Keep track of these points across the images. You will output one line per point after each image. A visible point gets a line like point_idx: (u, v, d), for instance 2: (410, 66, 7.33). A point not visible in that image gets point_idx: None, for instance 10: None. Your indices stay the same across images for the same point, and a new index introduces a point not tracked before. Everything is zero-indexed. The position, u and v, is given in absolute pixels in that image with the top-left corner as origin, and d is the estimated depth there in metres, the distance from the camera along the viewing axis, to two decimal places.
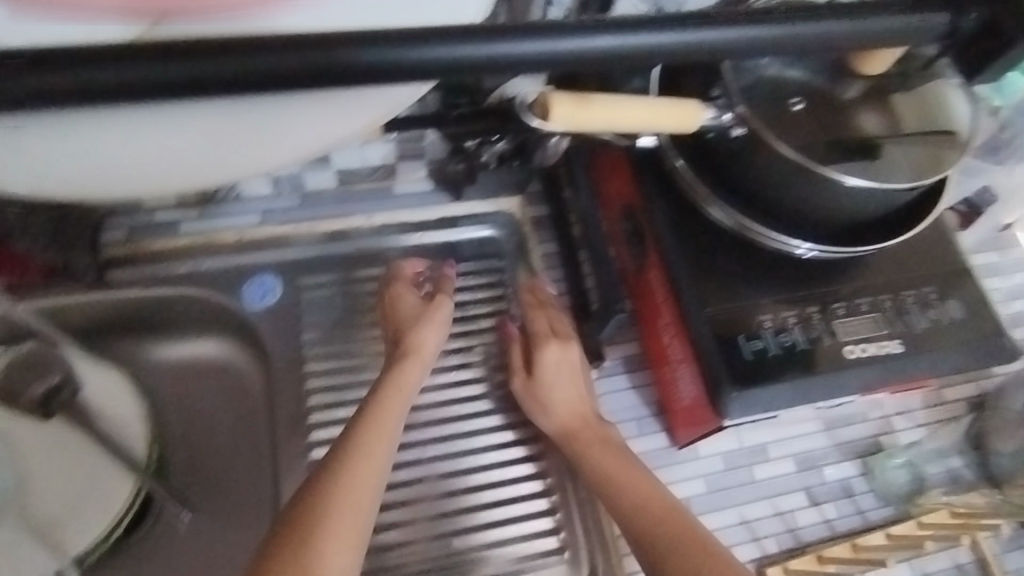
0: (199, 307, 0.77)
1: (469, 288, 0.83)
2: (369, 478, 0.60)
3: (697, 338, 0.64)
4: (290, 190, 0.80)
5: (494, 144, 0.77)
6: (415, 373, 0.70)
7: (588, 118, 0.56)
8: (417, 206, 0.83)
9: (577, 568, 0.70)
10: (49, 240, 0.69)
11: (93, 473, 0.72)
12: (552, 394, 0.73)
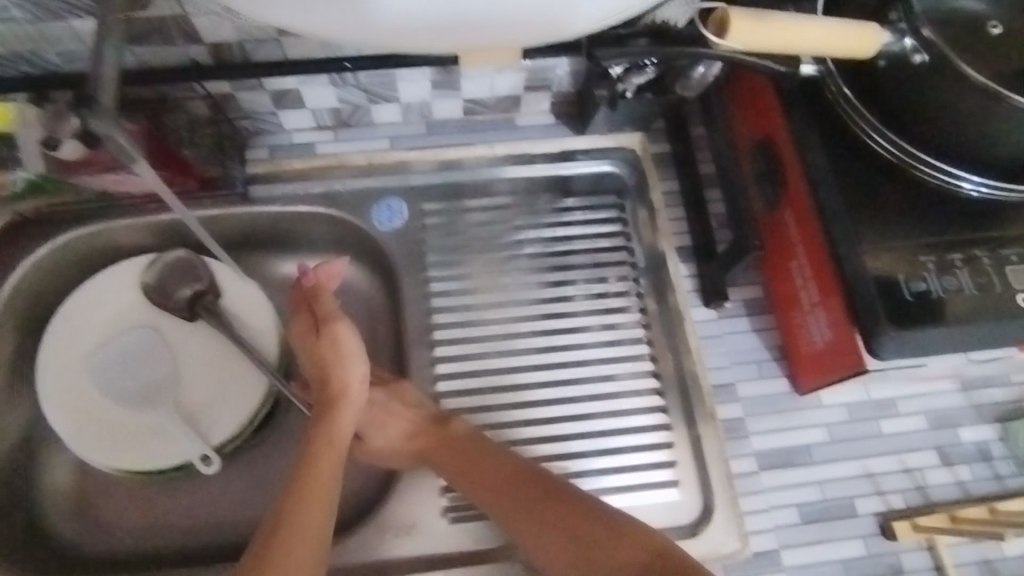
0: (327, 225, 0.79)
1: (586, 223, 0.81)
2: (320, 512, 0.62)
3: (855, 279, 0.60)
4: (417, 117, 0.80)
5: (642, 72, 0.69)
6: (351, 416, 0.67)
7: (764, 33, 0.56)
8: (541, 138, 0.82)
9: (690, 504, 0.69)
10: (209, 152, 0.72)
11: (233, 373, 0.78)
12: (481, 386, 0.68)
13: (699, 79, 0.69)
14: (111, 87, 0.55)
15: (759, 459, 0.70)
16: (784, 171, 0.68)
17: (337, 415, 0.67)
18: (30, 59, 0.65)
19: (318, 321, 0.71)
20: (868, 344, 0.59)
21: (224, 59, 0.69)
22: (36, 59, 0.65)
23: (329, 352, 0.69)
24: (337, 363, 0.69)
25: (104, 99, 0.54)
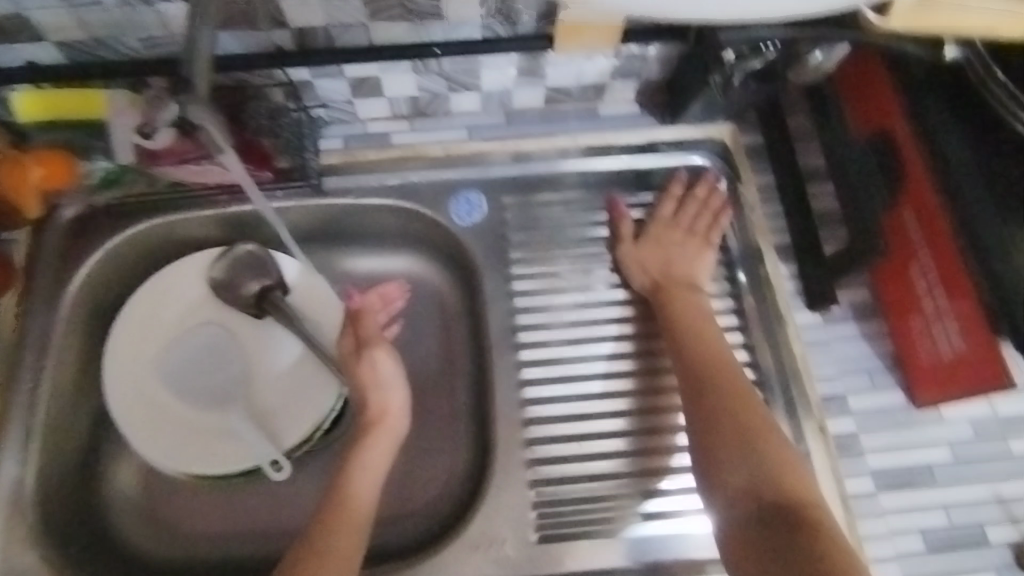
0: (404, 220, 0.76)
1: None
2: (349, 539, 0.59)
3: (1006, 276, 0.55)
4: (497, 106, 0.76)
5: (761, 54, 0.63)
6: (386, 445, 0.65)
7: (924, 16, 0.51)
8: (627, 129, 0.76)
9: None
10: (285, 142, 0.70)
11: (304, 375, 0.75)
12: (666, 257, 0.72)
13: (816, 65, 0.64)
14: (206, 69, 0.53)
15: (875, 479, 0.64)
16: (905, 167, 0.63)
17: (372, 442, 0.65)
18: (112, 46, 0.64)
19: (359, 342, 0.69)
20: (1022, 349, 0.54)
21: (306, 45, 0.66)
22: (117, 45, 0.64)
23: (368, 379, 0.67)
24: (383, 391, 0.67)
25: (199, 84, 0.53)
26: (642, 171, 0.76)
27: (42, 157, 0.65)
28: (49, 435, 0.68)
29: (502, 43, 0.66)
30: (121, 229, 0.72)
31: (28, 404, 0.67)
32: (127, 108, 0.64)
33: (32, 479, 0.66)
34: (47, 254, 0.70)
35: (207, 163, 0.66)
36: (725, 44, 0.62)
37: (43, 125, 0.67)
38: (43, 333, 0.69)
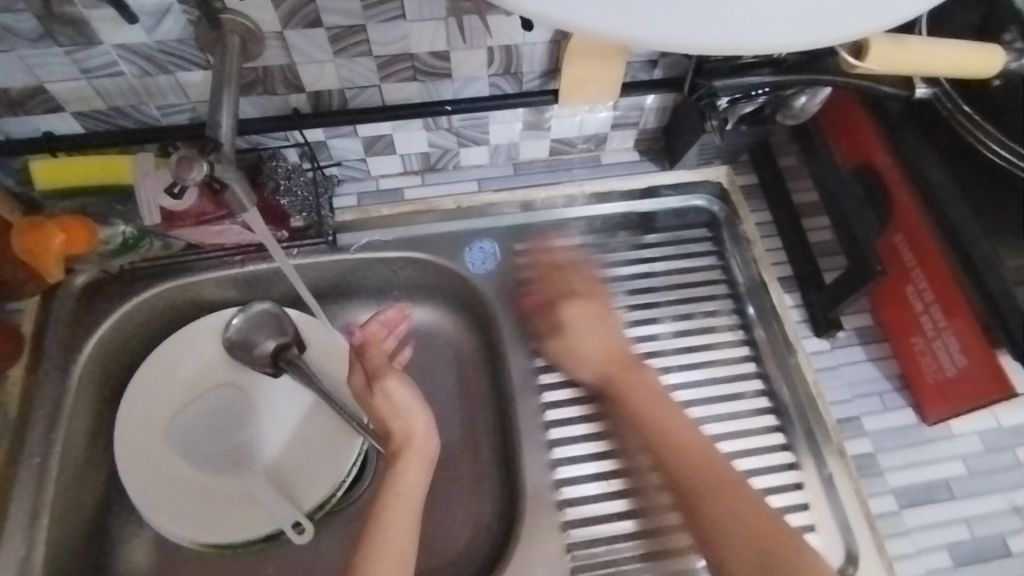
0: (421, 269, 0.78)
1: (678, 257, 0.78)
2: (404, 531, 0.61)
3: (1000, 289, 0.59)
4: (504, 158, 0.80)
5: (752, 101, 0.67)
6: (418, 466, 0.64)
7: (908, 60, 0.56)
8: (628, 174, 0.80)
9: (830, 549, 0.65)
10: (303, 202, 0.71)
11: (321, 432, 0.74)
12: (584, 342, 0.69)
13: (801, 109, 0.68)
14: (232, 131, 0.55)
15: (898, 497, 0.66)
16: (892, 197, 0.68)
17: (404, 468, 0.64)
18: (129, 113, 0.64)
19: (370, 374, 0.69)
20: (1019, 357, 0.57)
21: (321, 106, 0.68)
22: (135, 112, 0.64)
23: (386, 412, 0.66)
24: (393, 418, 0.66)
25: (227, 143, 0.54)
26: (645, 214, 0.80)
27: (64, 223, 0.62)
28: (59, 514, 0.64)
29: (508, 101, 0.70)
30: (135, 291, 0.72)
31: (34, 488, 0.63)
32: (154, 173, 0.62)
33: (40, 558, 0.61)
34: (56, 323, 0.69)
35: (223, 224, 0.66)
36: (718, 91, 0.65)
37: (60, 194, 0.64)
38: (52, 405, 0.66)
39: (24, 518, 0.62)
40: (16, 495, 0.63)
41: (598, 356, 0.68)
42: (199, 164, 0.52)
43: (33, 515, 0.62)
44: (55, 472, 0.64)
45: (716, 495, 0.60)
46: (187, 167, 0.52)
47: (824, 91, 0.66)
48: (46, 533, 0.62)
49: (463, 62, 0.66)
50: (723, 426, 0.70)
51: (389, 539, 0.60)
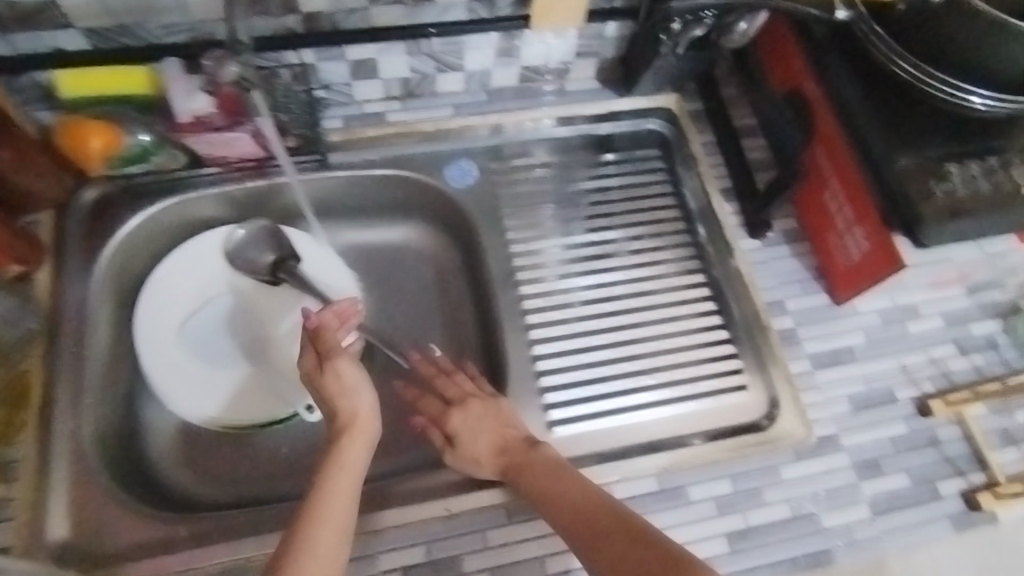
0: (406, 186, 0.87)
1: (629, 179, 0.90)
2: (342, 506, 0.59)
3: (890, 182, 0.73)
4: (478, 85, 0.88)
5: (700, 22, 0.77)
6: (361, 447, 0.63)
7: None
8: (589, 100, 0.90)
9: (758, 401, 0.79)
10: (305, 119, 0.79)
11: None
12: (466, 437, 0.71)
13: (741, 34, 0.78)
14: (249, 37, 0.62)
15: (812, 360, 0.80)
16: (814, 110, 0.80)
17: (337, 461, 0.62)
18: (135, 31, 0.69)
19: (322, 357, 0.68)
20: (914, 237, 0.72)
21: (315, 28, 0.75)
22: (141, 31, 0.69)
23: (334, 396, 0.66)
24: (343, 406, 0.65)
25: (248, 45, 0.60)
26: (603, 137, 0.91)
27: (98, 128, 0.69)
28: (97, 397, 0.72)
29: (484, 25, 0.78)
30: (143, 207, 0.79)
31: (74, 375, 0.70)
32: (184, 77, 0.68)
33: (87, 434, 0.69)
34: (72, 233, 0.76)
35: (233, 133, 0.72)
36: (676, 11, 0.75)
37: (84, 99, 0.69)
38: (80, 304, 0.74)
39: (69, 398, 0.69)
40: (59, 379, 0.70)
41: (501, 449, 0.70)
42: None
43: (78, 394, 0.70)
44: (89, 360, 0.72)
45: (584, 508, 0.63)
46: None
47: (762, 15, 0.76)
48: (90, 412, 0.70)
49: None
50: (670, 309, 0.83)
51: (338, 504, 0.59)
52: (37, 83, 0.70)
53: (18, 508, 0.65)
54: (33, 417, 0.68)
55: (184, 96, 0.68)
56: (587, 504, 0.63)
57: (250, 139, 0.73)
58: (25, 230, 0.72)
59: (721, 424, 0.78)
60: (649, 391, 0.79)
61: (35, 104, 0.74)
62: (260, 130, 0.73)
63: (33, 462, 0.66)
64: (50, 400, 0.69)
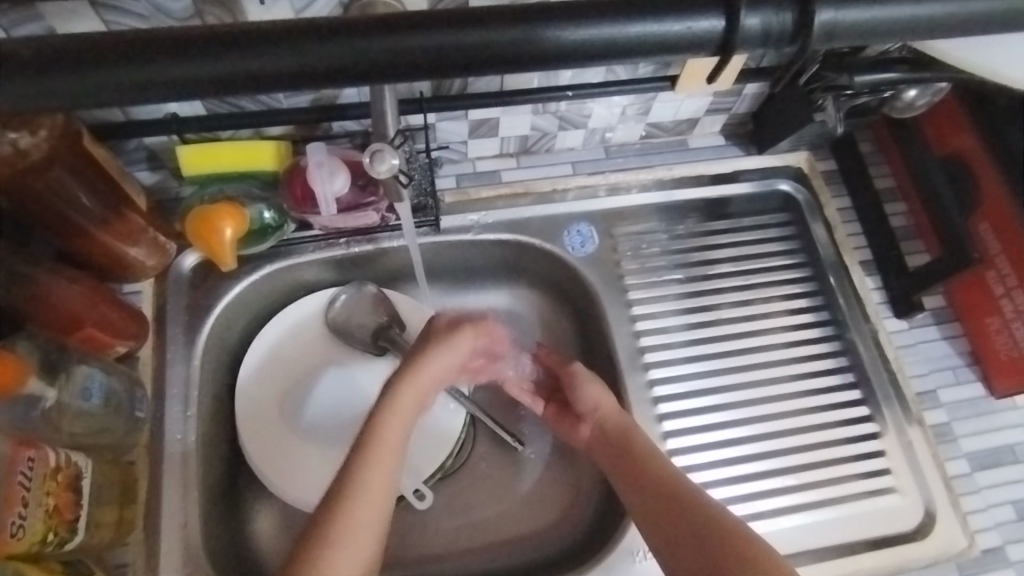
0: (521, 251, 0.80)
1: (745, 243, 0.82)
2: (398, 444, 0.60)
3: None
4: (597, 142, 0.80)
5: (873, 94, 0.70)
6: (413, 392, 0.63)
7: None
8: (715, 158, 0.82)
9: (911, 505, 0.72)
10: (425, 187, 0.74)
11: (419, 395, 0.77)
12: (578, 392, 0.71)
13: (908, 102, 0.71)
14: (395, 121, 0.62)
15: (970, 460, 0.73)
16: (980, 188, 0.74)
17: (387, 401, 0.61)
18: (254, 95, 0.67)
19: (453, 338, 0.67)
20: None
21: (441, 91, 0.70)
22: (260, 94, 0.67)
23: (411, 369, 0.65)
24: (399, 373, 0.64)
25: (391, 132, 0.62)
26: (719, 198, 0.82)
27: (222, 211, 0.67)
28: (203, 487, 0.70)
29: (623, 86, 0.72)
30: (245, 275, 0.76)
31: (180, 466, 0.69)
32: (325, 159, 0.66)
33: (196, 529, 0.68)
34: (174, 308, 0.74)
35: (359, 211, 0.71)
36: (857, 86, 0.67)
37: (203, 180, 0.70)
38: (183, 386, 0.72)
39: (176, 490, 0.68)
40: (165, 473, 0.69)
41: (596, 406, 0.70)
42: (389, 158, 0.59)
43: (185, 484, 0.69)
44: (194, 446, 0.70)
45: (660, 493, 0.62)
46: (378, 160, 0.59)
47: (946, 84, 0.68)
48: (199, 501, 0.69)
49: None
50: (803, 399, 0.77)
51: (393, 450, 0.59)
52: (145, 146, 0.71)
53: None
54: (140, 515, 0.67)
55: (324, 183, 0.66)
56: (660, 490, 0.62)
57: (376, 216, 0.73)
58: (129, 305, 0.71)
59: (869, 532, 0.71)
60: (784, 496, 0.72)
61: (139, 165, 0.73)
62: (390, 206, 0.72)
63: (142, 564, 0.66)
64: (156, 496, 0.68)
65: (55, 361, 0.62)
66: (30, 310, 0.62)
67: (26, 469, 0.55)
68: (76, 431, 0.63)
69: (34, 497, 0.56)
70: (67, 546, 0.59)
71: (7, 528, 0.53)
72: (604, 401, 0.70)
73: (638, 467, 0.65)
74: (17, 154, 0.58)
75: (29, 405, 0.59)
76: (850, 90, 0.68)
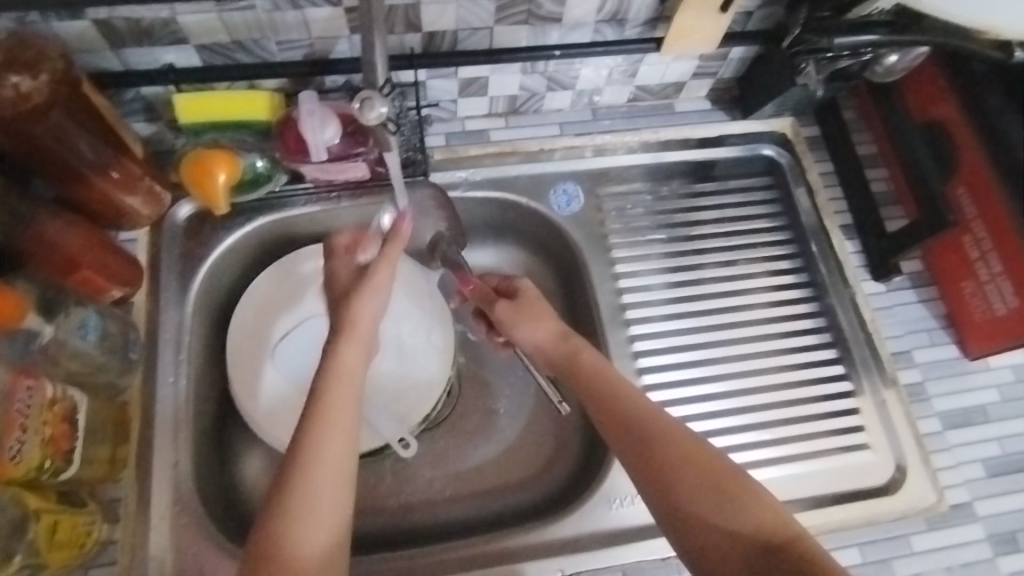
0: (508, 209, 0.82)
1: (728, 206, 0.84)
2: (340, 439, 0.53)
3: None
4: (585, 104, 0.82)
5: (854, 57, 0.71)
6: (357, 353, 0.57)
7: None
8: (701, 123, 0.83)
9: (881, 461, 0.74)
10: (415, 142, 0.76)
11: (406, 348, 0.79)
12: (527, 328, 0.70)
13: (890, 66, 0.73)
14: (384, 70, 0.63)
15: (942, 419, 0.75)
16: (960, 153, 0.75)
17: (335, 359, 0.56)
18: (249, 47, 0.69)
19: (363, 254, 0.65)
20: None
21: (431, 47, 0.71)
22: (254, 46, 0.69)
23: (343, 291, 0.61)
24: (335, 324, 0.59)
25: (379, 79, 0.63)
26: (705, 161, 0.83)
27: (217, 157, 0.69)
28: (194, 430, 0.73)
29: (609, 47, 0.73)
30: (238, 226, 0.78)
31: (172, 408, 0.71)
32: (318, 109, 0.67)
33: (187, 471, 0.70)
34: (168, 256, 0.76)
35: (349, 161, 0.73)
36: (836, 48, 0.68)
37: (196, 128, 0.71)
38: (175, 332, 0.74)
39: (168, 432, 0.71)
40: (156, 414, 0.71)
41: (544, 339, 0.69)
42: (378, 106, 0.58)
43: (177, 426, 0.71)
44: (185, 389, 0.73)
45: (694, 476, 0.56)
46: (368, 108, 0.58)
47: (926, 47, 0.69)
48: (189, 444, 0.71)
49: (576, 7, 0.69)
50: (779, 356, 0.78)
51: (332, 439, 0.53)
52: (142, 97, 0.72)
53: (121, 550, 0.66)
54: (133, 453, 0.69)
55: (316, 133, 0.67)
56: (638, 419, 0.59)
57: (366, 168, 0.75)
58: (125, 252, 0.73)
59: (839, 485, 0.73)
60: (756, 449, 0.74)
61: (136, 116, 0.75)
62: (379, 158, 0.74)
63: (134, 500, 0.68)
64: (148, 437, 0.70)
65: (51, 301, 0.64)
66: (28, 250, 0.64)
67: (26, 397, 0.57)
68: (73, 368, 0.65)
69: (33, 425, 0.58)
70: (62, 477, 0.61)
71: (7, 451, 0.55)
72: (545, 334, 0.69)
73: (609, 393, 0.62)
74: (19, 97, 0.59)
75: (27, 339, 0.61)
76: (830, 52, 0.69)
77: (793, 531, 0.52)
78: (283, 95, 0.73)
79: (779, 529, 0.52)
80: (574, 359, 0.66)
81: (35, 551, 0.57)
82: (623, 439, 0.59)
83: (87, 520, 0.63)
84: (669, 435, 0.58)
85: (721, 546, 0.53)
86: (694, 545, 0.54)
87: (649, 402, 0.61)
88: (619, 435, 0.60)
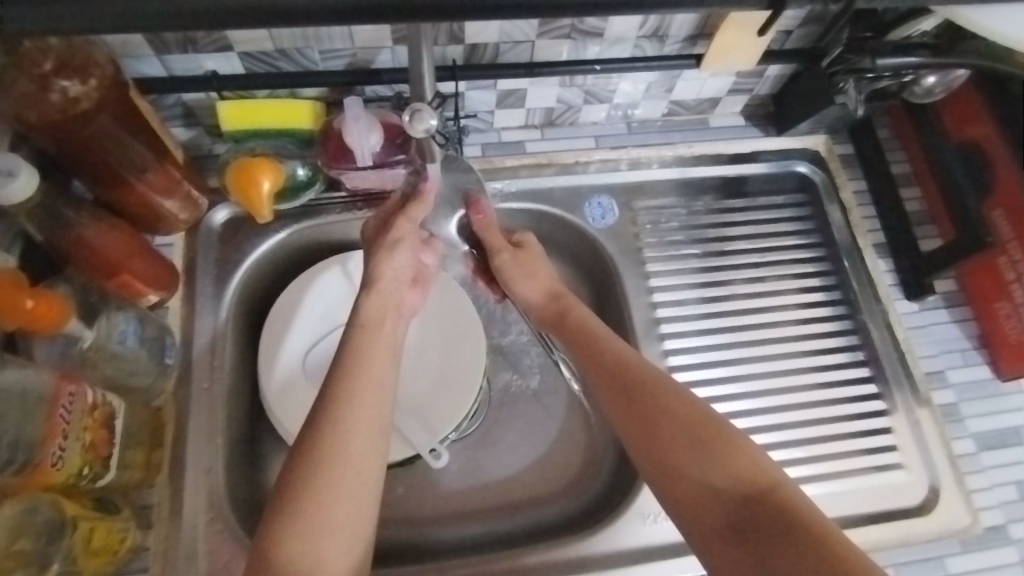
0: (544, 220, 0.82)
1: (760, 221, 0.84)
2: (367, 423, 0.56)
3: None
4: (620, 117, 0.82)
5: (893, 77, 0.72)
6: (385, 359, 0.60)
7: None
8: (736, 138, 0.83)
9: (915, 481, 0.74)
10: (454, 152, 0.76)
11: (440, 357, 0.78)
12: (521, 279, 0.73)
13: (927, 88, 0.73)
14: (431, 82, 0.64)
15: (977, 440, 0.75)
16: (997, 175, 0.75)
17: (358, 389, 0.57)
18: (293, 56, 0.69)
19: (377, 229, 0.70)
20: None
21: (473, 59, 0.71)
22: (299, 56, 0.69)
23: (370, 322, 0.63)
24: (364, 361, 0.59)
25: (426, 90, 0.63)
26: (738, 177, 0.84)
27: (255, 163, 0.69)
28: (228, 437, 0.72)
29: (650, 62, 0.73)
30: (274, 232, 0.79)
31: (206, 413, 0.71)
32: (364, 115, 0.67)
33: (221, 477, 0.70)
34: (204, 262, 0.76)
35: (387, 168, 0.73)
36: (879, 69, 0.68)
37: (238, 132, 0.71)
38: (209, 337, 0.74)
39: (201, 438, 0.70)
40: (190, 421, 0.71)
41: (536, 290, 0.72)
42: (428, 119, 0.59)
43: (210, 434, 0.71)
44: (220, 396, 0.73)
45: (675, 422, 0.56)
46: (417, 120, 0.59)
47: (967, 69, 0.70)
48: (223, 450, 0.71)
49: (618, 22, 0.69)
50: (812, 374, 0.78)
51: (366, 435, 0.55)
52: (183, 103, 0.72)
53: (154, 557, 0.66)
54: (167, 459, 0.69)
55: (361, 138, 0.68)
56: (615, 364, 0.62)
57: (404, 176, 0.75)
58: (163, 257, 0.73)
59: (873, 505, 0.73)
60: (791, 467, 0.74)
61: (175, 121, 0.75)
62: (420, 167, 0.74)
63: (166, 507, 0.67)
64: (182, 443, 0.70)
65: (93, 305, 0.63)
66: (69, 254, 0.65)
67: (68, 403, 0.57)
68: (109, 373, 0.64)
69: (74, 431, 0.57)
70: (99, 483, 0.61)
71: (50, 458, 0.55)
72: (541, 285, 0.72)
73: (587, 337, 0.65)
74: (67, 102, 0.59)
75: (67, 343, 0.61)
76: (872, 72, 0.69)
77: (771, 481, 0.52)
78: (323, 103, 0.74)
79: (753, 482, 0.52)
80: (563, 309, 0.70)
81: (72, 558, 0.57)
82: (603, 382, 0.62)
83: (122, 527, 0.63)
84: (647, 378, 0.60)
85: (700, 493, 0.53)
86: (666, 489, 0.55)
87: (639, 357, 0.62)
88: (609, 385, 0.61)
